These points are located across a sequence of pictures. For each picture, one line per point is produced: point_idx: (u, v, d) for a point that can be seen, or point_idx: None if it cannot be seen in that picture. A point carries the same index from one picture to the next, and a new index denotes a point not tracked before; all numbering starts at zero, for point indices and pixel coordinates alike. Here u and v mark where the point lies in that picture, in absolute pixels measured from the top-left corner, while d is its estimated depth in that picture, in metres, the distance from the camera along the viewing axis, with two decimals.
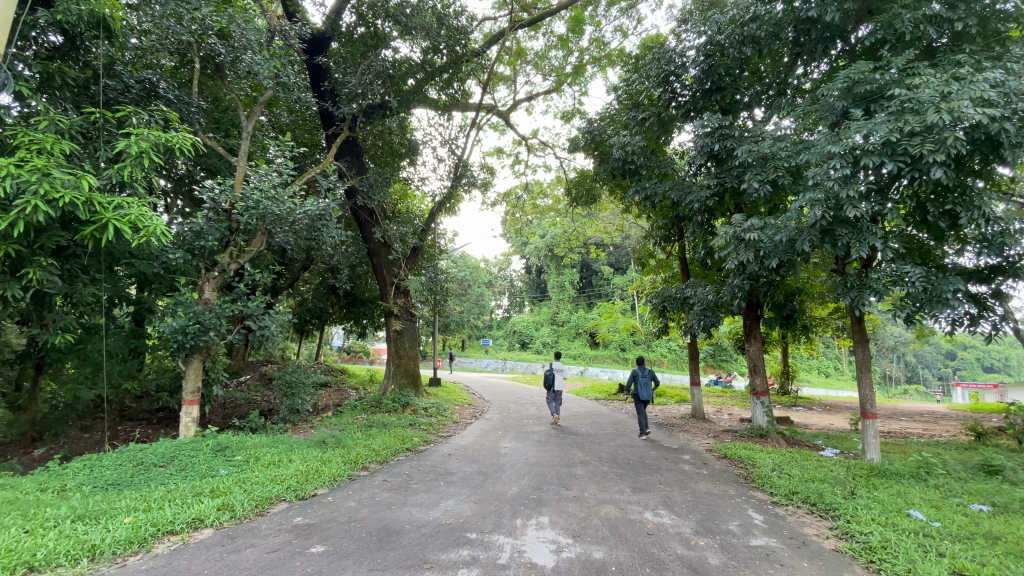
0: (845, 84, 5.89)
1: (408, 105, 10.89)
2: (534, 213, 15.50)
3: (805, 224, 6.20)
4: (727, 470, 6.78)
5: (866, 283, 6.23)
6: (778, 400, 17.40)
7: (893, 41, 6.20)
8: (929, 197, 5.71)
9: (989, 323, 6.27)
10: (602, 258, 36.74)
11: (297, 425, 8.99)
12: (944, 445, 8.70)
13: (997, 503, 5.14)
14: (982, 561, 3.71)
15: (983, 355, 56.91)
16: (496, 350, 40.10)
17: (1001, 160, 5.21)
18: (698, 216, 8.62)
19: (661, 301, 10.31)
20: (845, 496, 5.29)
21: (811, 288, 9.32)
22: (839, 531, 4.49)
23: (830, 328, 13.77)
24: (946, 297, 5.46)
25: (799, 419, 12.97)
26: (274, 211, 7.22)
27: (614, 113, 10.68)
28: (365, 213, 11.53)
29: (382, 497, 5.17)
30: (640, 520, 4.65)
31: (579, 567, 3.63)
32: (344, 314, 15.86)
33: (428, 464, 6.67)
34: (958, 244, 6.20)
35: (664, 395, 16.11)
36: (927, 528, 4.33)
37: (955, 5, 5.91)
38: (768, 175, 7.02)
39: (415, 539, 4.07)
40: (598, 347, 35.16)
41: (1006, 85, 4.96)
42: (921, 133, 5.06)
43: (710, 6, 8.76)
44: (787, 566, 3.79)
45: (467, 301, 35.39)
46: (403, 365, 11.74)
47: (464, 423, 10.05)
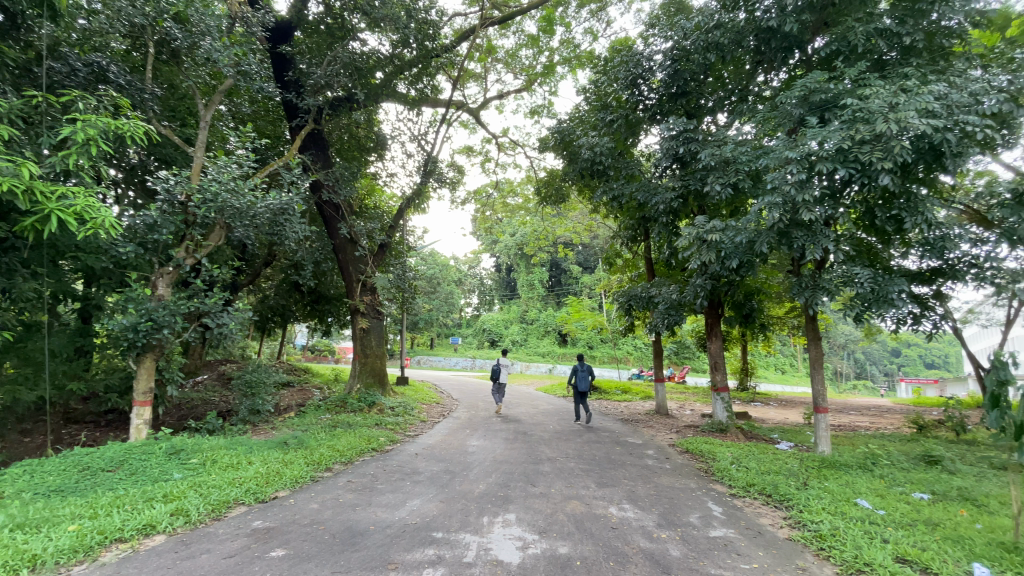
0: (803, 93, 6.15)
1: (377, 100, 10.63)
2: (504, 212, 15.48)
3: (763, 227, 6.46)
4: (688, 464, 6.98)
5: (819, 283, 6.49)
6: (736, 396, 17.94)
7: (847, 52, 6.55)
8: (878, 202, 6.00)
9: (931, 322, 6.67)
10: (571, 258, 37.17)
11: (257, 426, 8.72)
12: (888, 438, 9.21)
13: (936, 491, 5.48)
14: (922, 546, 3.95)
15: (923, 352, 60.68)
16: (465, 348, 39.87)
17: (942, 169, 5.54)
18: (664, 217, 8.80)
19: (627, 300, 10.48)
20: (800, 487, 5.52)
21: (769, 288, 9.67)
22: (791, 520, 4.69)
23: (786, 326, 14.34)
24: (891, 297, 5.78)
25: (758, 414, 13.45)
26: (234, 204, 6.96)
27: (583, 113, 10.77)
28: (330, 208, 11.28)
29: (346, 499, 5.05)
30: (605, 515, 4.72)
31: (545, 563, 3.66)
32: (308, 311, 15.48)
33: (394, 463, 6.59)
34: (904, 248, 6.58)
35: (630, 391, 16.36)
36: (872, 516, 4.58)
37: (904, 19, 6.31)
38: (730, 178, 7.25)
39: (379, 540, 4.01)
40: (566, 345, 35.51)
41: (949, 97, 5.27)
42: (871, 142, 5.32)
43: (677, 11, 9.02)
44: (743, 555, 3.94)
45: (435, 300, 35.06)
46: (369, 363, 11.55)
47: (432, 422, 9.95)
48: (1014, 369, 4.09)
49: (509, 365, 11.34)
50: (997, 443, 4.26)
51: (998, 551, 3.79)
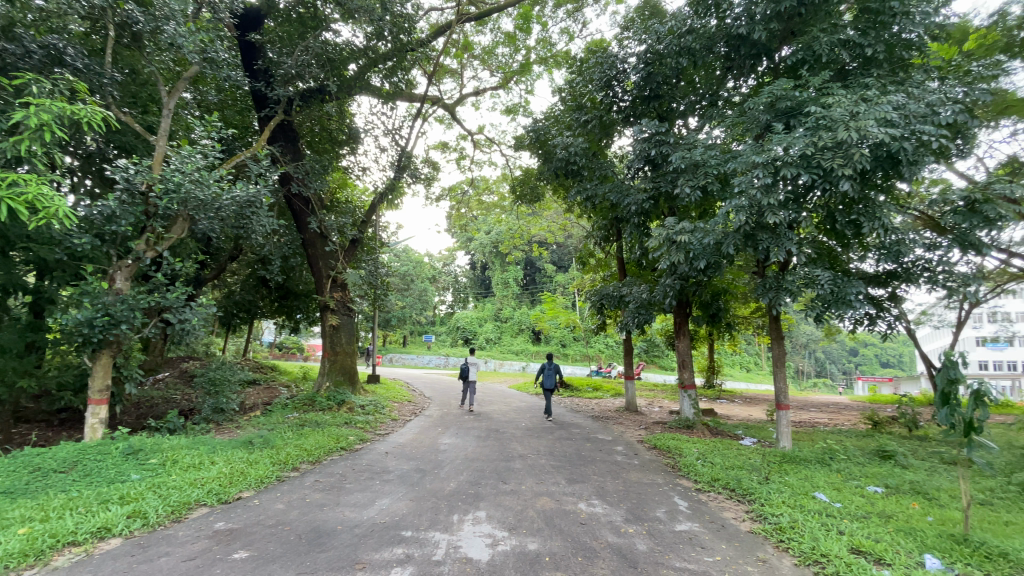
0: (769, 99, 6.34)
1: (350, 93, 10.45)
2: (479, 209, 15.43)
3: (730, 229, 6.65)
4: (656, 460, 7.12)
5: (782, 284, 6.70)
6: (703, 393, 18.39)
7: (812, 61, 6.78)
8: (839, 207, 6.24)
9: (886, 323, 6.97)
10: (545, 257, 37.33)
11: (221, 425, 8.47)
12: (845, 433, 9.60)
13: (889, 485, 5.75)
14: (875, 538, 4.14)
15: (879, 352, 63.53)
16: (438, 346, 39.61)
17: (899, 176, 5.79)
18: (636, 217, 8.94)
19: (599, 299, 10.61)
20: (761, 481, 5.71)
21: (735, 289, 9.94)
22: (753, 514, 4.85)
23: (752, 326, 14.76)
24: (848, 298, 6.04)
25: (723, 411, 13.84)
26: (198, 196, 6.73)
27: (558, 113, 10.85)
28: (300, 201, 11.03)
29: (313, 499, 4.96)
30: (574, 511, 4.78)
31: (514, 560, 3.68)
32: (276, 308, 15.12)
33: (363, 463, 6.49)
34: (862, 251, 6.87)
35: (601, 389, 16.58)
36: (829, 509, 4.77)
37: (867, 31, 6.60)
38: (699, 181, 7.42)
39: (347, 540, 3.96)
40: (539, 344, 35.70)
41: (906, 108, 5.51)
42: (832, 149, 5.52)
43: (651, 15, 9.17)
44: (707, 548, 4.05)
45: (408, 297, 34.73)
46: (338, 361, 11.35)
47: (403, 421, 9.85)
48: (961, 369, 4.28)
49: (478, 363, 11.40)
50: (946, 438, 4.49)
51: (947, 542, 4.01)
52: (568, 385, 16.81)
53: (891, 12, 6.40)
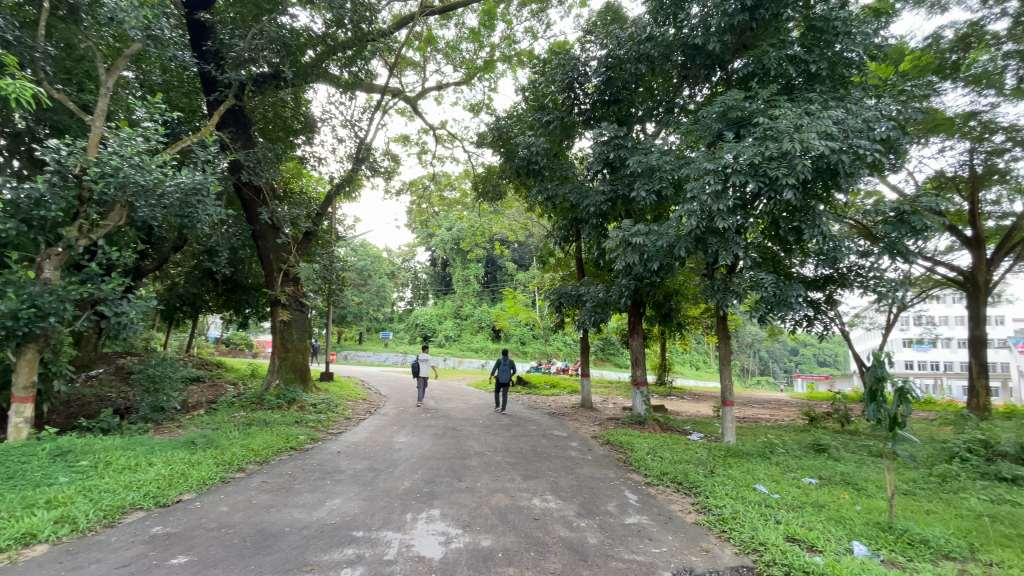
0: (722, 108, 6.61)
1: (306, 80, 10.02)
2: (441, 205, 15.26)
3: (682, 232, 6.90)
4: (609, 455, 7.31)
5: (729, 286, 7.01)
6: (655, 390, 18.96)
7: (762, 74, 7.11)
8: (783, 215, 6.58)
9: (823, 324, 7.41)
10: (506, 254, 37.41)
11: (160, 425, 8.05)
12: (785, 428, 10.15)
13: (822, 476, 6.14)
14: (809, 526, 4.41)
15: (818, 351, 67.58)
16: (395, 342, 38.94)
17: (837, 187, 6.15)
18: (594, 219, 9.13)
19: (558, 297, 10.74)
20: (707, 474, 5.96)
21: (687, 290, 10.30)
22: (699, 505, 5.06)
23: (701, 326, 15.35)
24: (789, 301, 6.40)
25: (673, 407, 14.35)
26: (138, 181, 6.34)
27: (521, 113, 10.92)
28: (251, 191, 10.60)
29: (259, 500, 4.79)
30: (528, 507, 4.84)
31: (467, 557, 3.69)
32: (223, 302, 14.46)
33: (314, 462, 6.32)
34: (802, 257, 7.27)
35: (558, 386, 16.83)
36: (768, 500, 5.04)
37: (812, 48, 6.97)
38: (655, 185, 7.65)
39: (295, 541, 3.85)
40: (499, 341, 35.76)
41: (845, 123, 5.86)
42: (778, 159, 5.81)
43: (613, 20, 9.36)
44: (655, 540, 4.19)
45: (365, 293, 34.02)
46: (289, 358, 10.98)
47: (357, 419, 9.64)
48: (886, 368, 4.60)
49: (427, 357, 11.99)
50: (873, 432, 4.84)
51: (873, 530, 4.32)
52: (527, 383, 16.92)
53: (835, 31, 6.80)
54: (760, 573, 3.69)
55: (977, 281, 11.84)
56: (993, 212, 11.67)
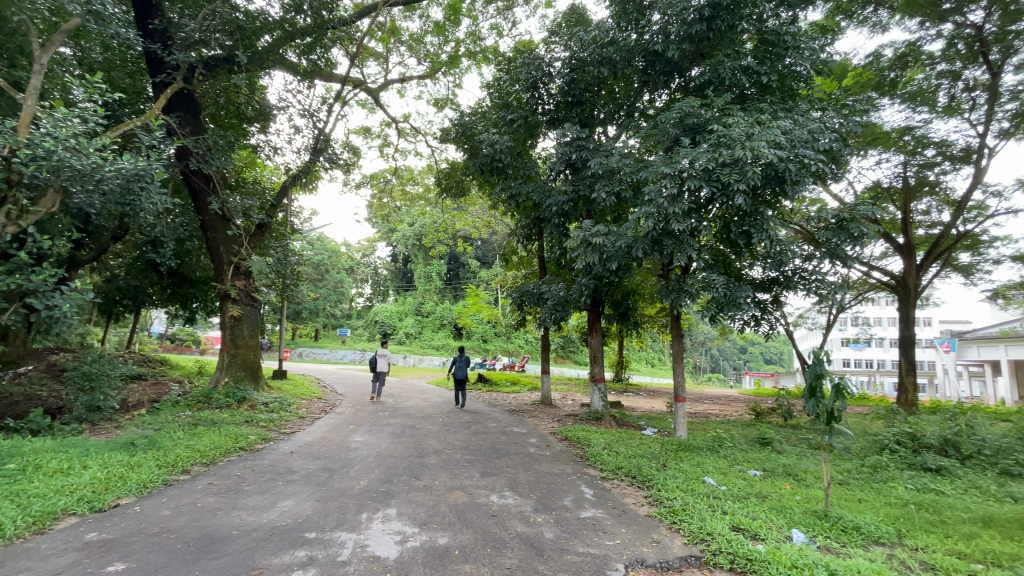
0: (679, 115, 6.82)
1: (262, 66, 9.61)
2: (403, 200, 14.99)
3: (640, 234, 7.09)
4: (566, 451, 7.44)
5: (683, 287, 7.26)
6: (613, 386, 19.38)
7: (717, 83, 7.39)
8: (734, 219, 6.87)
9: (769, 324, 7.80)
10: (469, 252, 37.25)
11: (96, 426, 7.57)
12: (734, 423, 10.61)
13: (766, 468, 6.47)
14: (753, 516, 4.64)
15: (765, 350, 70.98)
16: (353, 339, 38.00)
17: (784, 194, 6.47)
18: (556, 218, 9.26)
19: (519, 295, 10.80)
20: (659, 468, 6.17)
21: (644, 290, 10.58)
22: (651, 498, 5.23)
23: (657, 325, 15.78)
24: (738, 301, 6.70)
25: (629, 403, 14.73)
26: (74, 165, 5.93)
27: (485, 110, 10.88)
28: (200, 179, 10.11)
29: (205, 503, 4.59)
30: (485, 503, 4.86)
31: (423, 555, 3.67)
32: (168, 296, 13.69)
33: (265, 463, 6.12)
34: (751, 260, 7.62)
35: (519, 383, 16.95)
36: (716, 491, 5.28)
37: (764, 60, 7.30)
38: (615, 187, 7.82)
39: (243, 545, 3.72)
40: (460, 339, 35.56)
41: (792, 133, 6.17)
42: (730, 165, 6.06)
43: (577, 22, 9.48)
44: (608, 532, 4.30)
45: (323, 289, 33.08)
46: (240, 355, 10.56)
47: (311, 419, 9.37)
48: (825, 366, 4.91)
49: (387, 355, 12.10)
50: (812, 426, 5.15)
51: (810, 518, 4.60)
52: (488, 380, 16.92)
53: (785, 45, 7.14)
54: (707, 561, 3.86)
55: (908, 285, 12.72)
56: (923, 221, 12.57)
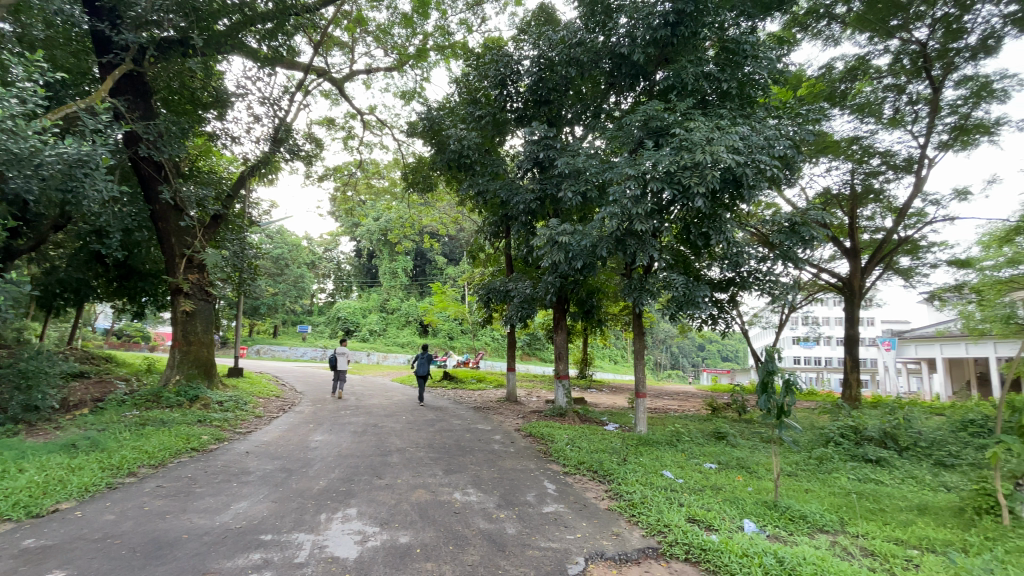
0: (644, 117, 6.97)
1: (219, 50, 9.20)
2: (368, 193, 14.70)
3: (604, 233, 7.20)
4: (530, 447, 7.50)
5: (645, 285, 7.43)
6: (577, 383, 19.67)
7: (680, 88, 7.58)
8: (694, 220, 7.09)
9: (725, 322, 8.09)
10: (436, 248, 36.95)
11: (33, 428, 7.08)
12: (691, 418, 10.98)
13: (721, 461, 6.72)
14: (707, 507, 4.82)
15: (723, 347, 73.55)
16: (314, 336, 36.95)
17: (741, 198, 6.71)
18: (523, 216, 9.31)
19: (486, 293, 10.79)
20: (620, 462, 6.31)
21: (608, 288, 10.78)
22: (612, 492, 5.35)
23: (621, 322, 16.09)
24: (696, 300, 6.91)
25: (593, 399, 14.99)
26: (10, 148, 5.52)
27: (453, 105, 10.79)
28: (151, 167, 9.63)
29: (153, 506, 4.38)
30: (448, 501, 4.85)
31: (384, 555, 3.63)
32: (115, 289, 12.97)
33: (218, 464, 5.89)
34: (709, 261, 7.88)
35: (485, 380, 17.00)
36: (673, 484, 5.45)
37: (724, 68, 7.54)
38: (581, 187, 7.95)
39: (194, 549, 3.58)
40: (426, 336, 35.23)
41: (750, 139, 6.39)
42: (691, 169, 6.24)
43: (545, 22, 9.52)
44: (570, 527, 4.38)
45: (282, 284, 32.07)
46: (192, 351, 10.12)
47: (268, 418, 9.09)
48: (776, 362, 5.14)
49: (348, 352, 11.78)
50: (764, 420, 5.38)
51: (760, 508, 4.82)
52: (453, 377, 16.81)
53: (744, 54, 7.40)
54: (663, 552, 3.98)
55: (853, 287, 13.45)
56: (868, 226, 13.31)
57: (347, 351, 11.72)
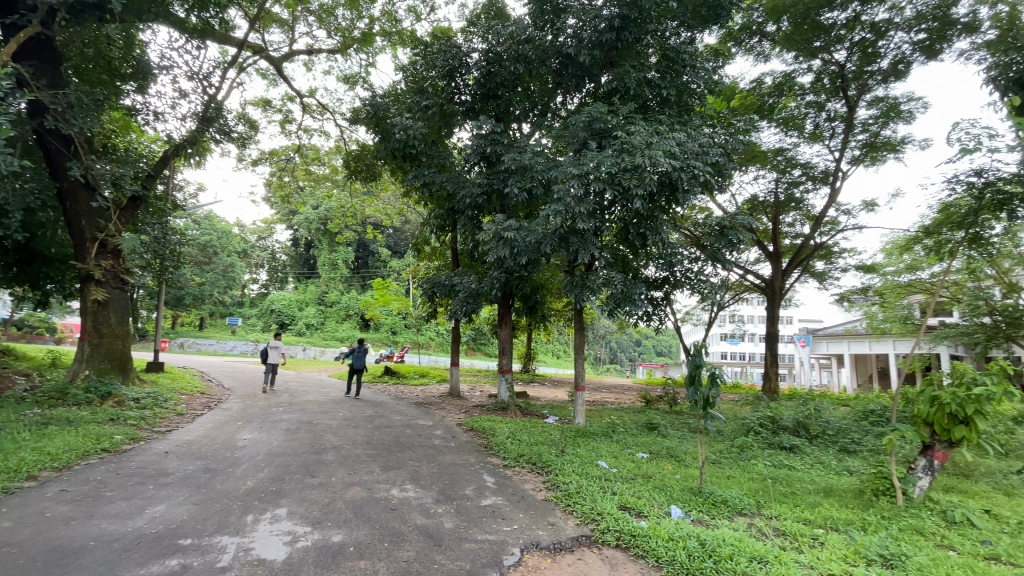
0: (588, 118, 7.13)
1: (141, 18, 8.45)
2: (307, 180, 14.06)
3: (548, 230, 7.30)
4: (471, 441, 7.53)
5: (586, 282, 7.64)
6: (520, 377, 19.98)
7: (623, 92, 7.83)
8: (633, 221, 7.37)
9: (659, 319, 8.49)
10: (379, 240, 36.08)
11: None
12: (626, 410, 11.46)
13: (653, 451, 7.06)
14: (638, 495, 5.05)
15: (658, 343, 77.04)
16: (245, 329, 34.89)
17: (676, 201, 7.03)
18: (469, 210, 9.29)
19: (430, 287, 10.64)
20: (558, 454, 6.47)
21: (552, 285, 10.97)
22: (549, 483, 5.48)
23: (563, 318, 16.43)
24: (633, 297, 7.21)
25: (534, 393, 15.27)
26: None
27: (399, 93, 10.50)
28: (58, 140, 8.71)
29: (56, 512, 4.00)
30: (385, 498, 4.77)
31: (315, 555, 3.53)
32: (14, 275, 11.64)
33: (133, 466, 5.45)
34: (646, 260, 8.21)
35: (428, 375, 16.85)
36: (607, 474, 5.66)
37: (665, 75, 7.86)
38: (526, 184, 8.04)
39: (102, 557, 3.31)
40: (367, 330, 34.35)
41: (686, 145, 6.71)
42: (631, 171, 6.47)
43: (495, 16, 9.46)
44: (507, 519, 4.45)
45: (210, 274, 30.03)
46: (104, 345, 9.30)
47: (192, 416, 8.51)
48: (704, 357, 5.46)
49: (280, 345, 11.44)
50: (692, 412, 5.69)
51: (686, 495, 5.11)
52: (394, 373, 16.53)
53: (683, 64, 7.73)
54: (596, 540, 4.13)
55: (775, 288, 14.49)
56: (789, 232, 14.35)
57: (279, 343, 11.34)
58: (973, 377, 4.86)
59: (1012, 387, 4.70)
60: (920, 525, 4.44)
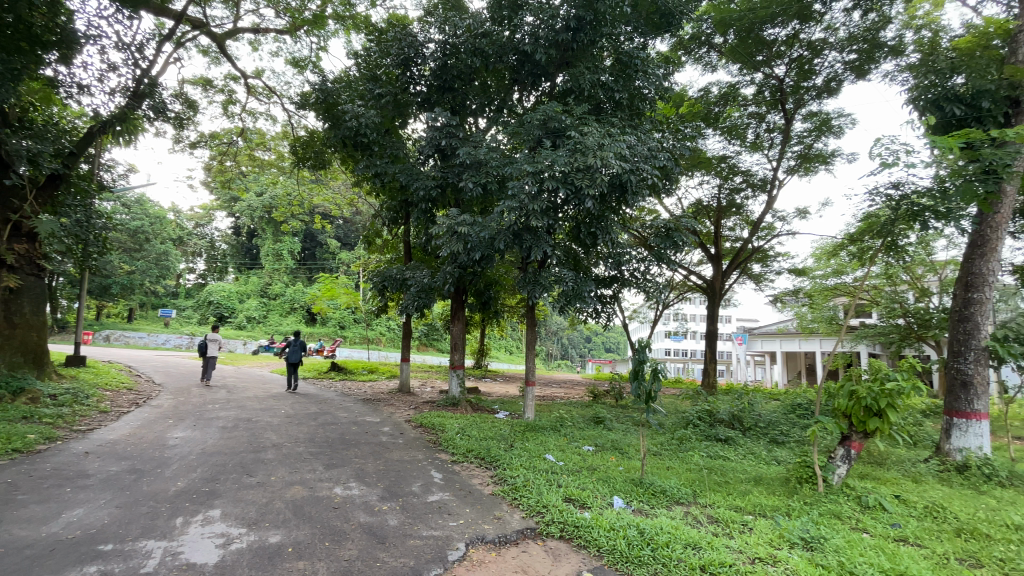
0: (543, 117, 7.20)
1: None
2: (250, 165, 13.38)
3: (502, 226, 7.32)
4: (419, 437, 7.46)
5: (538, 279, 7.74)
6: (471, 372, 19.96)
7: (577, 92, 7.96)
8: (585, 220, 7.53)
9: (608, 315, 8.73)
10: (328, 231, 34.98)
11: None
12: (575, 404, 11.70)
13: (599, 444, 7.27)
14: (582, 487, 5.20)
15: (607, 340, 79.02)
16: (179, 321, 32.79)
17: (626, 202, 7.24)
18: (423, 203, 9.16)
19: (381, 281, 10.41)
20: (506, 449, 6.54)
21: (505, 280, 11.01)
22: (496, 477, 5.53)
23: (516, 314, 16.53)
24: (583, 294, 7.38)
25: (485, 388, 15.29)
26: None
27: (351, 79, 10.14)
28: None
29: None
30: (327, 496, 4.66)
31: (250, 556, 3.41)
32: None
33: (48, 467, 5.04)
34: (596, 259, 8.40)
35: (376, 370, 16.52)
36: (553, 467, 5.78)
37: (618, 79, 8.05)
38: (481, 179, 8.02)
39: (10, 566, 3.05)
40: (313, 324, 33.19)
41: (635, 148, 6.91)
42: (583, 171, 6.59)
43: (453, 7, 9.33)
44: (453, 514, 4.45)
45: (141, 262, 28.02)
46: (17, 337, 8.51)
47: (117, 414, 7.94)
48: (647, 353, 5.65)
49: (219, 338, 10.89)
50: (635, 405, 5.90)
51: (628, 486, 5.31)
52: (341, 368, 16.09)
53: (636, 68, 7.94)
54: (541, 532, 4.22)
55: (716, 288, 15.20)
56: (731, 236, 15.09)
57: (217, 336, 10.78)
58: (886, 373, 5.32)
59: (919, 382, 5.17)
60: (838, 510, 4.83)
